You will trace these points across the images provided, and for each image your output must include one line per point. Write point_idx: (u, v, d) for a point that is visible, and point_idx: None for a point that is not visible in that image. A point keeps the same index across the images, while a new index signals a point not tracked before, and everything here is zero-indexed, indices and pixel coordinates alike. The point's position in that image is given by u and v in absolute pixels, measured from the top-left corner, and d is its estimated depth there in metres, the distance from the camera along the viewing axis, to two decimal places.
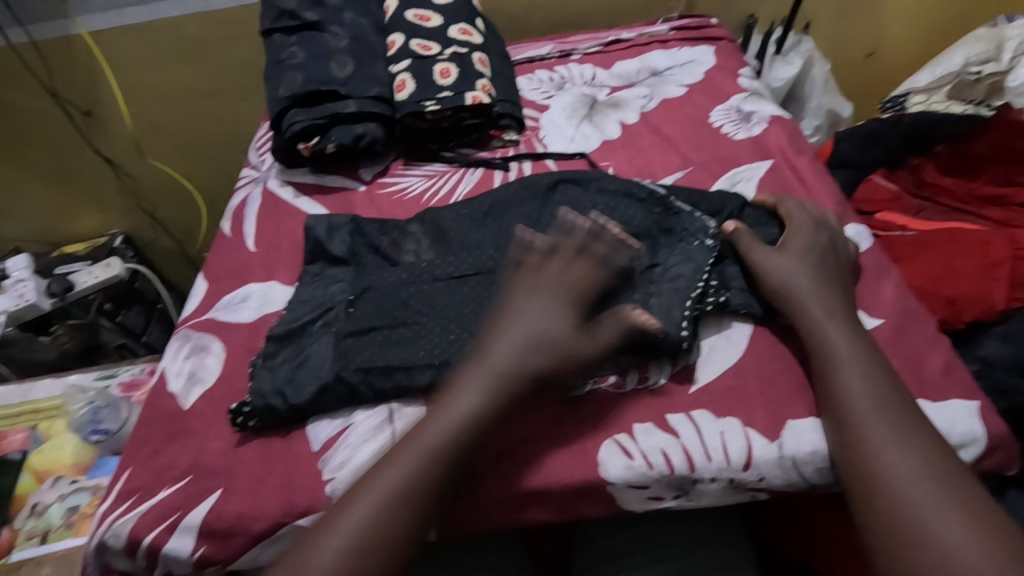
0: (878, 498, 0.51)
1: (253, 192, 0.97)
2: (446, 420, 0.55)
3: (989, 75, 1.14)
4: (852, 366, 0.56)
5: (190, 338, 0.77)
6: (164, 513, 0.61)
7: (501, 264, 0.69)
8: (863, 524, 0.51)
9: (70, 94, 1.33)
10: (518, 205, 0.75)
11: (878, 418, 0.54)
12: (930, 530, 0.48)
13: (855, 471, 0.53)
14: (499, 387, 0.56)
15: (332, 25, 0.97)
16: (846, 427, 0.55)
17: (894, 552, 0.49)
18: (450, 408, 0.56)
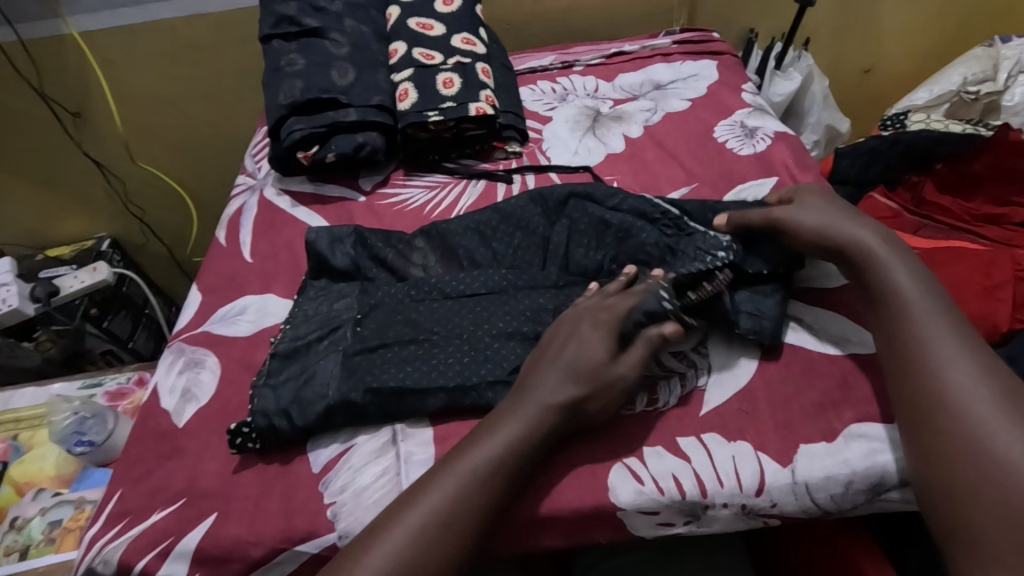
0: (937, 414, 0.53)
1: (249, 200, 0.95)
2: (487, 450, 0.55)
3: (985, 95, 1.17)
4: (914, 296, 0.58)
5: (183, 352, 0.75)
6: (156, 538, 0.59)
7: (514, 288, 0.69)
8: (920, 441, 0.53)
9: (59, 95, 1.30)
10: (527, 226, 0.75)
11: (942, 337, 0.56)
12: (988, 443, 0.50)
13: (909, 387, 0.55)
14: (538, 432, 0.56)
15: (333, 32, 0.95)
16: (906, 348, 0.57)
17: (951, 462, 0.51)
18: (492, 442, 0.55)
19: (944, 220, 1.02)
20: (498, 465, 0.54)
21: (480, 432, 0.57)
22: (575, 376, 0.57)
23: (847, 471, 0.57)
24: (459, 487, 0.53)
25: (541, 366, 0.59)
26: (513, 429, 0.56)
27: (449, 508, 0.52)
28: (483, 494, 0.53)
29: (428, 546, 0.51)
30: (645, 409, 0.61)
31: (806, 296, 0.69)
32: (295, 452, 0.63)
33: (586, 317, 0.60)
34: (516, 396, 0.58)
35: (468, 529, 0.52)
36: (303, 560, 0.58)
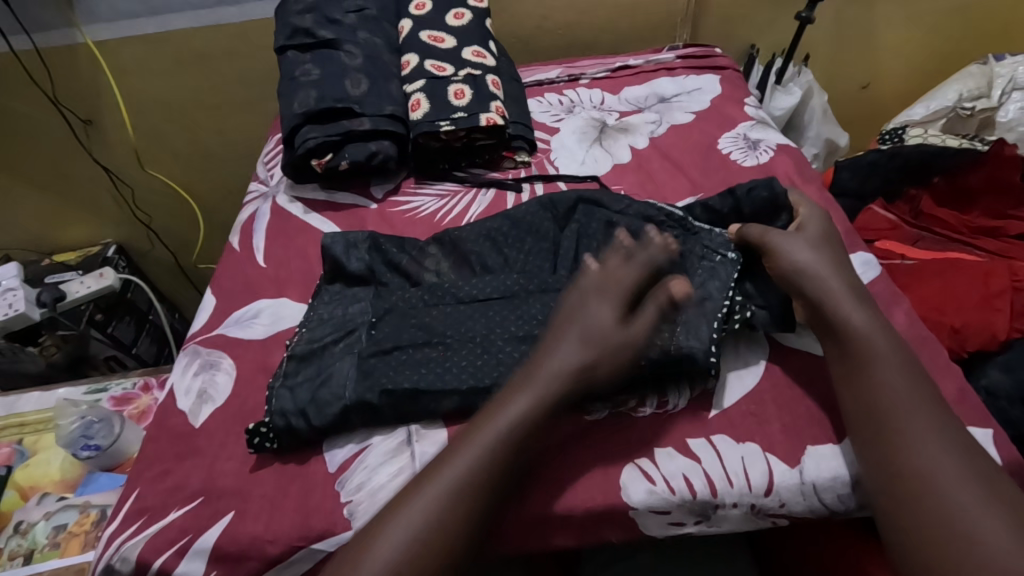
0: (920, 497, 0.51)
1: (262, 207, 0.96)
2: (475, 450, 0.54)
3: (980, 111, 1.20)
4: (894, 365, 0.57)
5: (199, 354, 0.76)
6: (175, 536, 0.60)
7: (529, 291, 0.70)
8: (895, 508, 0.52)
9: (72, 102, 1.32)
10: (536, 231, 0.77)
11: (904, 380, 0.57)
12: (973, 531, 0.48)
13: (889, 465, 0.53)
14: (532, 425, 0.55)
15: (347, 44, 0.98)
16: (886, 424, 0.55)
17: (933, 549, 0.49)
18: (485, 439, 0.55)
19: (943, 232, 1.04)
20: (489, 462, 0.54)
21: (467, 432, 0.56)
22: (563, 367, 0.57)
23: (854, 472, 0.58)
24: (452, 490, 0.53)
25: (531, 367, 0.59)
26: (501, 429, 0.55)
27: (443, 511, 0.52)
28: (479, 492, 0.53)
29: (421, 550, 0.51)
30: (654, 412, 0.62)
31: None
32: (311, 452, 0.64)
33: (592, 291, 0.62)
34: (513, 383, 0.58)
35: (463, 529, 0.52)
36: (318, 559, 0.59)
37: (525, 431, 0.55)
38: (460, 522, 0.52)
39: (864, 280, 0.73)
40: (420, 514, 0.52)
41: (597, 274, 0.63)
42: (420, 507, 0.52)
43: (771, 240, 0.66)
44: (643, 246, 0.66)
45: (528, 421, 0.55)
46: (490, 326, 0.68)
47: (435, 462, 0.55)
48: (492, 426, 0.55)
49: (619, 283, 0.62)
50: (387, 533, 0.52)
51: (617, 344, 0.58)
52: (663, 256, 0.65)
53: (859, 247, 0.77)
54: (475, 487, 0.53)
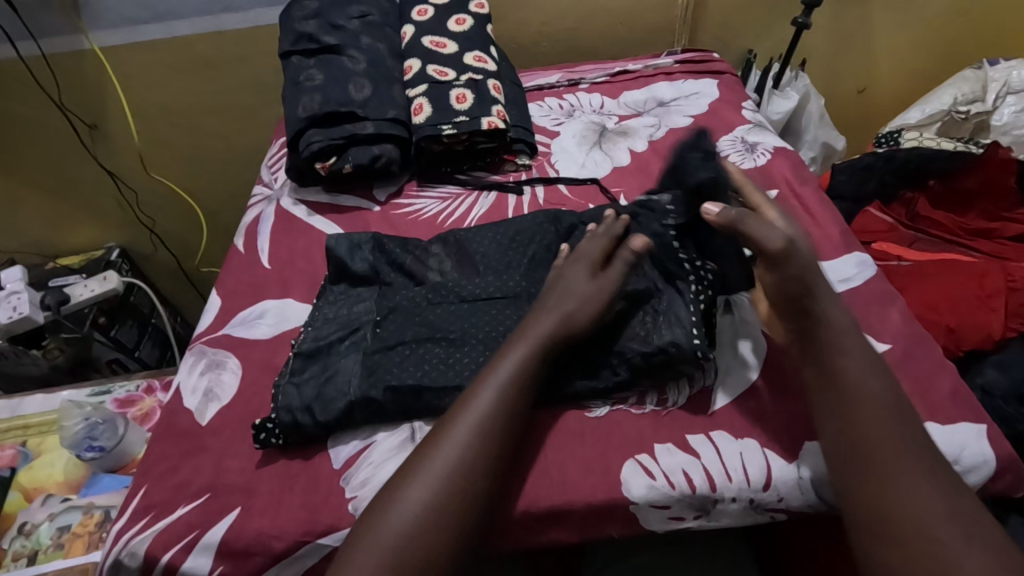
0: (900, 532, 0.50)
1: (266, 210, 0.97)
2: (463, 430, 0.57)
3: (975, 115, 1.23)
4: (874, 396, 0.56)
5: (205, 353, 0.77)
6: (182, 532, 0.61)
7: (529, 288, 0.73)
8: (874, 543, 0.51)
9: (77, 107, 1.33)
10: (525, 228, 0.79)
11: (870, 378, 0.57)
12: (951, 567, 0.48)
13: (868, 499, 0.52)
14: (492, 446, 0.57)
15: (350, 49, 0.99)
16: (864, 456, 0.54)
17: None
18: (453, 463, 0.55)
19: (938, 233, 1.05)
20: (479, 439, 0.56)
21: (453, 412, 0.59)
22: (533, 342, 0.62)
23: None
24: (446, 470, 0.55)
25: (507, 345, 0.62)
26: (486, 405, 0.58)
27: (440, 493, 0.54)
28: (474, 470, 0.55)
29: (420, 532, 0.53)
30: (655, 408, 0.65)
31: None
32: (316, 449, 0.65)
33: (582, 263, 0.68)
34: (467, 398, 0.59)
35: (461, 507, 0.54)
36: (324, 554, 0.60)
37: (498, 422, 0.57)
38: (456, 502, 0.54)
39: (861, 279, 0.74)
40: (416, 497, 0.54)
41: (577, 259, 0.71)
42: (420, 492, 0.54)
43: (770, 245, 0.62)
44: (610, 223, 0.73)
45: (509, 397, 0.59)
46: (483, 320, 0.69)
47: (425, 447, 0.57)
48: (474, 403, 0.58)
49: (592, 254, 0.69)
50: (385, 519, 0.53)
51: (603, 305, 0.65)
52: (621, 226, 0.72)
53: (855, 247, 0.78)
54: (472, 465, 0.55)
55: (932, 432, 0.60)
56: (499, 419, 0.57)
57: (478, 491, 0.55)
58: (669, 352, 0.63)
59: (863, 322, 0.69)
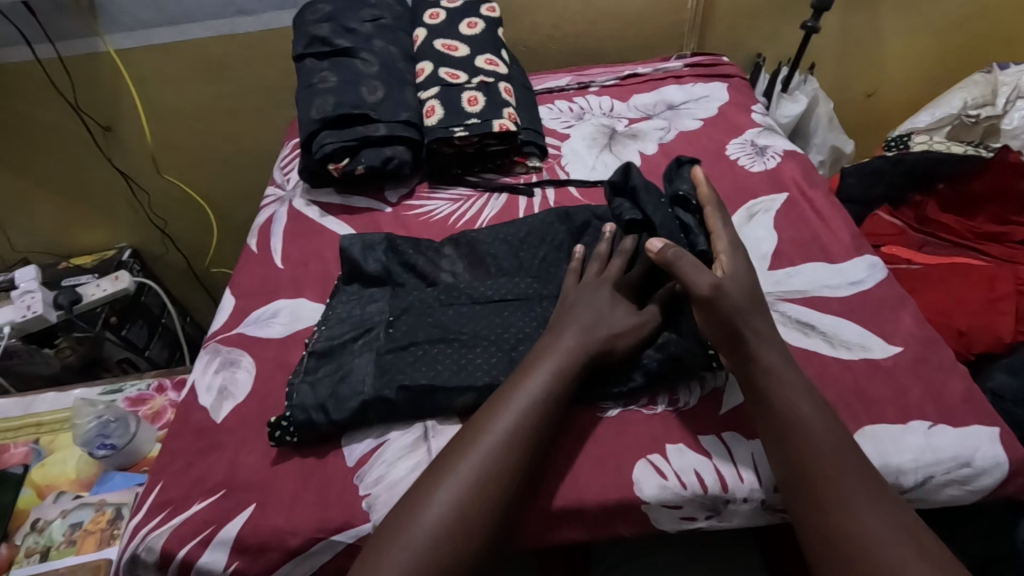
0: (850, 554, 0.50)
1: (279, 210, 0.98)
2: (488, 443, 0.57)
3: (985, 119, 1.22)
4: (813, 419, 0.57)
5: (219, 352, 0.78)
6: (198, 527, 0.61)
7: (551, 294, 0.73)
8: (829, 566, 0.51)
9: (92, 109, 1.35)
10: (543, 227, 0.80)
11: (802, 402, 0.58)
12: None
13: (819, 521, 0.53)
14: (520, 458, 0.57)
15: (363, 52, 1.00)
16: (809, 477, 0.54)
17: None
18: (479, 475, 0.56)
19: (947, 237, 1.06)
20: (508, 448, 0.57)
21: (482, 420, 0.59)
22: (562, 353, 0.62)
23: None
24: (474, 478, 0.55)
25: (536, 356, 0.63)
26: (515, 416, 0.58)
27: (468, 500, 0.54)
28: (503, 478, 0.56)
29: (449, 537, 0.53)
30: (666, 409, 0.65)
31: (819, 305, 0.72)
32: (329, 447, 0.66)
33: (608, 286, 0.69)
34: (496, 407, 0.60)
35: (488, 514, 0.54)
36: (338, 551, 0.60)
37: (529, 434, 0.58)
38: (485, 509, 0.54)
39: (871, 282, 0.74)
40: (443, 503, 0.54)
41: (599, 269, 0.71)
42: (447, 498, 0.55)
43: (698, 288, 0.63)
44: (603, 241, 0.75)
45: (539, 407, 0.59)
46: (505, 325, 0.70)
47: (452, 454, 0.58)
48: (503, 414, 0.59)
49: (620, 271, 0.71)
50: (412, 523, 0.54)
51: (633, 322, 0.66)
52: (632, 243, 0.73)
53: (865, 250, 0.79)
54: (500, 474, 0.56)
55: (944, 434, 0.60)
56: (527, 429, 0.58)
57: (504, 499, 0.55)
58: (687, 362, 0.65)
59: (873, 324, 0.70)
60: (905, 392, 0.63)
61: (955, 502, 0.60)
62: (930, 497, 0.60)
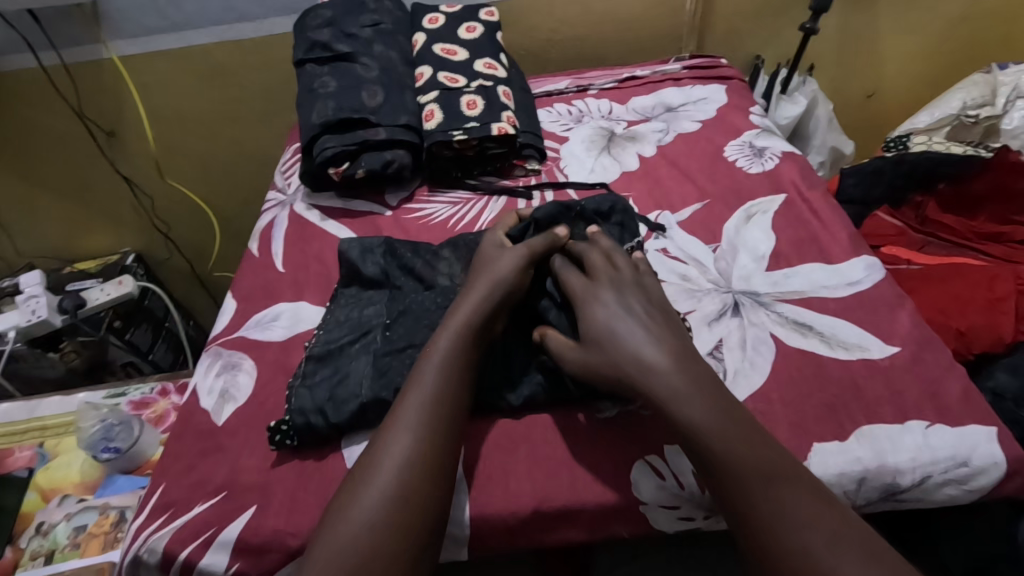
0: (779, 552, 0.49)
1: (280, 214, 0.99)
2: (400, 431, 0.58)
3: (985, 118, 1.22)
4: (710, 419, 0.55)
5: (221, 355, 0.79)
6: (200, 529, 0.62)
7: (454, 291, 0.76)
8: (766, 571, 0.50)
9: (96, 115, 1.36)
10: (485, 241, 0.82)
11: (695, 399, 0.56)
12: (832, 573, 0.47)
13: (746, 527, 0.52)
14: (433, 441, 0.57)
15: (363, 57, 1.01)
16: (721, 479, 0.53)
17: None
18: (393, 463, 0.56)
19: (948, 237, 1.05)
20: (428, 419, 0.58)
21: (400, 400, 0.60)
22: (458, 326, 0.64)
23: (858, 467, 0.59)
24: (405, 450, 0.56)
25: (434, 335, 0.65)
26: (427, 387, 0.60)
27: (406, 474, 0.55)
28: (434, 448, 0.57)
29: (393, 511, 0.53)
30: None
31: (817, 306, 0.73)
32: (329, 449, 0.67)
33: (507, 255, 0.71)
34: (404, 398, 0.60)
35: (428, 483, 0.55)
36: None
37: (437, 418, 0.58)
38: (424, 479, 0.55)
39: (870, 283, 0.74)
40: (371, 498, 0.54)
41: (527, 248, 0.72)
42: (382, 478, 0.55)
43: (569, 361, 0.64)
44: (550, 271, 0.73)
45: (448, 377, 0.61)
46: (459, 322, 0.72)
47: (378, 438, 0.58)
48: (415, 389, 0.60)
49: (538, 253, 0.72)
50: (353, 510, 0.53)
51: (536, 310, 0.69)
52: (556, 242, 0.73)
53: (863, 250, 0.79)
54: (419, 460, 0.56)
55: (941, 434, 0.60)
56: (441, 398, 0.59)
57: (430, 483, 0.55)
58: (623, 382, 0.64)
59: (871, 324, 0.70)
60: (903, 391, 0.63)
61: (954, 502, 0.60)
62: (927, 496, 0.60)
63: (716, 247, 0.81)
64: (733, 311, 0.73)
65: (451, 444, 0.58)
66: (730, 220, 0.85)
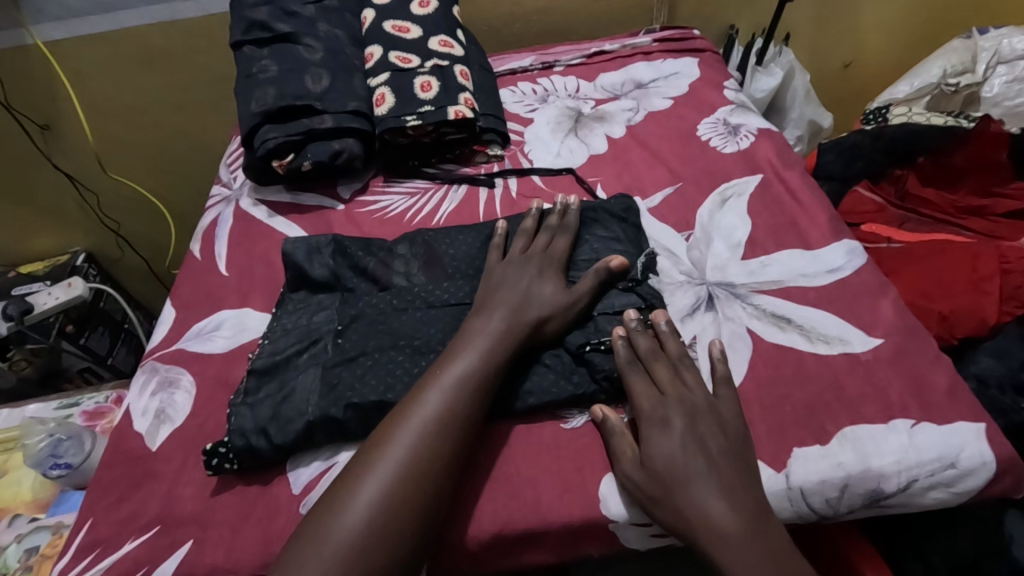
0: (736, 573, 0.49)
1: (224, 211, 0.92)
2: (410, 432, 0.55)
3: (965, 87, 1.18)
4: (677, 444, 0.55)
5: (157, 371, 0.72)
6: (130, 569, 0.57)
7: (419, 284, 0.71)
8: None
9: (26, 107, 1.26)
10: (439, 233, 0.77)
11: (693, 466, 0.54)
12: None
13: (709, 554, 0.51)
14: (442, 444, 0.54)
15: (306, 37, 0.93)
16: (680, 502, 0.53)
17: None
18: (396, 463, 0.53)
19: (928, 212, 1.01)
20: (435, 430, 0.55)
21: (406, 407, 0.57)
22: (486, 331, 0.61)
23: (841, 473, 0.55)
24: (412, 449, 0.54)
25: (464, 338, 0.61)
26: (441, 397, 0.56)
27: (402, 484, 0.52)
28: (431, 466, 0.53)
29: (381, 524, 0.51)
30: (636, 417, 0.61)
31: (796, 297, 0.68)
32: (274, 472, 0.61)
33: (533, 262, 0.68)
34: (415, 396, 0.57)
35: (414, 508, 0.52)
36: None
37: (452, 420, 0.55)
38: (412, 506, 0.52)
39: (850, 269, 0.70)
40: (365, 505, 0.51)
41: (527, 247, 0.71)
42: (375, 488, 0.52)
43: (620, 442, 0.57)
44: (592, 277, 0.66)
45: (467, 384, 0.57)
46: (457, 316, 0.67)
47: (380, 438, 0.55)
48: (433, 389, 0.57)
49: (551, 251, 0.71)
50: (341, 515, 0.51)
51: (560, 303, 0.64)
52: (563, 244, 0.71)
53: (844, 234, 0.74)
54: (426, 467, 0.53)
55: (928, 433, 0.56)
56: (458, 403, 0.56)
57: (430, 493, 0.53)
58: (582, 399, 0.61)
59: (851, 315, 0.66)
60: (886, 387, 0.60)
61: (941, 506, 0.57)
62: (914, 501, 0.56)
63: (689, 235, 0.76)
64: (707, 305, 0.68)
65: (460, 452, 0.55)
66: (704, 205, 0.80)
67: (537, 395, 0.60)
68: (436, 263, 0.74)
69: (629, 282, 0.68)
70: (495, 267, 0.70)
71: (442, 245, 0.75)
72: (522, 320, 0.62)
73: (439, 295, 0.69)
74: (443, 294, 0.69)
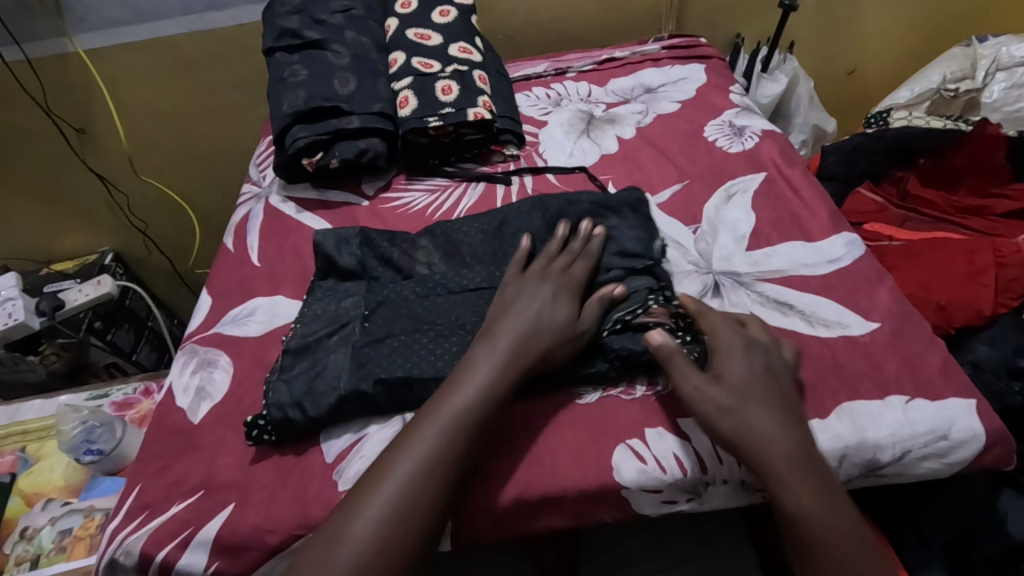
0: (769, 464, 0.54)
1: (255, 207, 0.97)
2: (430, 433, 0.57)
3: (965, 92, 1.22)
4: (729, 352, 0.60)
5: (196, 353, 0.77)
6: (177, 529, 0.61)
7: (434, 272, 0.76)
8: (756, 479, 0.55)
9: (64, 111, 1.32)
10: (463, 223, 0.81)
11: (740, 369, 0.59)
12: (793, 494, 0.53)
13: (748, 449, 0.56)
14: (462, 442, 0.57)
15: (334, 44, 0.99)
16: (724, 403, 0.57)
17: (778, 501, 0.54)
18: (415, 461, 0.56)
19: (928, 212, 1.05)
20: (454, 431, 0.57)
21: (422, 414, 0.59)
22: (508, 338, 0.62)
23: (839, 445, 0.59)
24: (431, 448, 0.56)
25: (474, 359, 0.62)
26: (455, 406, 0.58)
27: (420, 481, 0.55)
28: (440, 471, 0.56)
29: (399, 518, 0.53)
30: (645, 393, 0.65)
31: (797, 284, 0.72)
32: (308, 444, 0.66)
33: (548, 283, 0.67)
34: (436, 400, 0.60)
35: (422, 519, 0.54)
36: None
37: (469, 425, 0.58)
38: (423, 507, 0.54)
39: (849, 259, 0.74)
40: (384, 500, 0.54)
41: (546, 266, 0.70)
42: (394, 485, 0.55)
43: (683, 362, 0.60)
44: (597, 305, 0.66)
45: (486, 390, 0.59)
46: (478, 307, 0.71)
47: (401, 439, 0.58)
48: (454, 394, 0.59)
49: (568, 275, 0.69)
50: (362, 510, 0.54)
51: (565, 330, 0.64)
52: (583, 264, 0.70)
53: (843, 227, 0.78)
54: (443, 467, 0.56)
55: (921, 409, 0.60)
56: (476, 408, 0.58)
57: (445, 486, 0.55)
58: (597, 376, 0.65)
59: (850, 301, 0.69)
60: (883, 366, 0.63)
61: (932, 475, 0.61)
62: (908, 471, 0.60)
63: (696, 228, 0.81)
64: (713, 293, 0.73)
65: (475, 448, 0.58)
66: (710, 201, 0.84)
67: (556, 373, 0.65)
68: (455, 250, 0.78)
69: (647, 261, 0.73)
70: (511, 282, 0.70)
71: (459, 233, 0.80)
72: (525, 348, 0.62)
73: (459, 283, 0.73)
74: (462, 280, 0.74)
